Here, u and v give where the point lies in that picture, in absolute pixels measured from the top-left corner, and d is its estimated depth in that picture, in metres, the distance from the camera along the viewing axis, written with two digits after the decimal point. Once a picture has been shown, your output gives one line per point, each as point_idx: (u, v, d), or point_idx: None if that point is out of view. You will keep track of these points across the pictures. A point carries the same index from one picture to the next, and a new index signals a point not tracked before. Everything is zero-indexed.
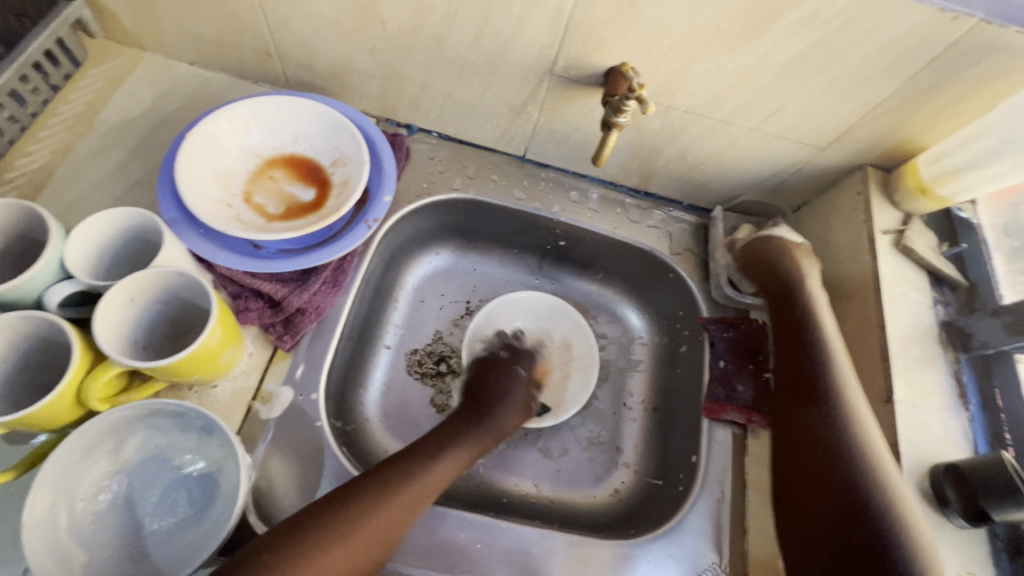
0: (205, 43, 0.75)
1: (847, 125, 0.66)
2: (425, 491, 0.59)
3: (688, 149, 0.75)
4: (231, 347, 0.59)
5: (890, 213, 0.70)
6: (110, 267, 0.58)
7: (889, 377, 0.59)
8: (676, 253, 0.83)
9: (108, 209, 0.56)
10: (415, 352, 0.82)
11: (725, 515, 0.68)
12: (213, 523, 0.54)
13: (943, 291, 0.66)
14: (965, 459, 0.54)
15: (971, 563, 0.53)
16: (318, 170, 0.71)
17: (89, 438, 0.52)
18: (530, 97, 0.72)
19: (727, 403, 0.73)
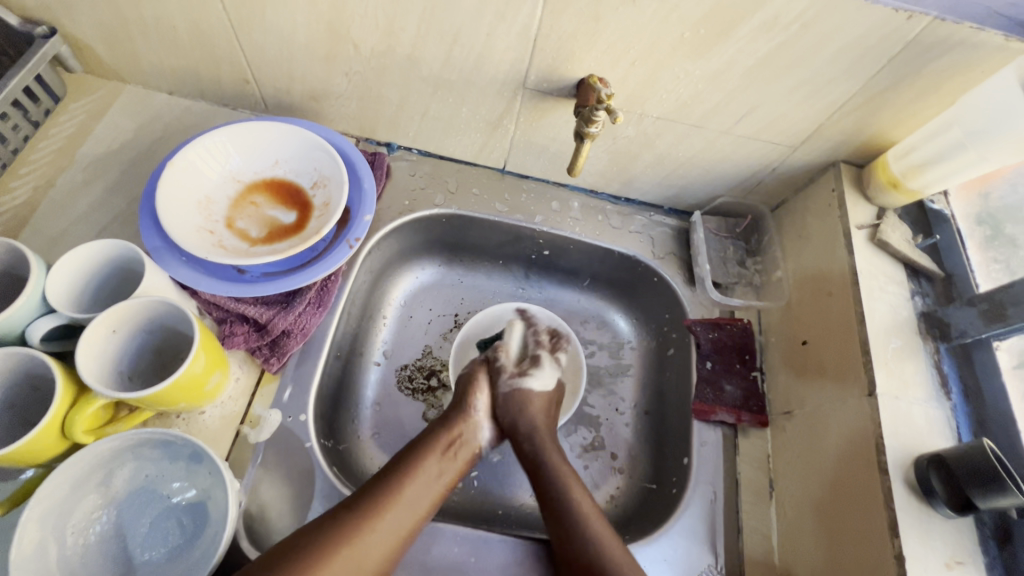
0: (183, 73, 0.76)
1: (816, 124, 0.67)
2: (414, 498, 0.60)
3: (663, 154, 0.76)
4: (216, 373, 0.60)
5: (864, 208, 0.70)
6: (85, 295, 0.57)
7: (870, 370, 0.60)
8: (659, 257, 0.84)
9: (95, 241, 0.56)
10: (405, 368, 0.82)
11: (719, 516, 0.68)
12: (204, 550, 0.54)
13: (920, 282, 0.67)
14: (947, 449, 0.54)
15: (961, 552, 0.53)
16: (299, 193, 0.72)
17: (77, 471, 0.52)
18: (505, 111, 0.73)
19: (717, 403, 0.73)
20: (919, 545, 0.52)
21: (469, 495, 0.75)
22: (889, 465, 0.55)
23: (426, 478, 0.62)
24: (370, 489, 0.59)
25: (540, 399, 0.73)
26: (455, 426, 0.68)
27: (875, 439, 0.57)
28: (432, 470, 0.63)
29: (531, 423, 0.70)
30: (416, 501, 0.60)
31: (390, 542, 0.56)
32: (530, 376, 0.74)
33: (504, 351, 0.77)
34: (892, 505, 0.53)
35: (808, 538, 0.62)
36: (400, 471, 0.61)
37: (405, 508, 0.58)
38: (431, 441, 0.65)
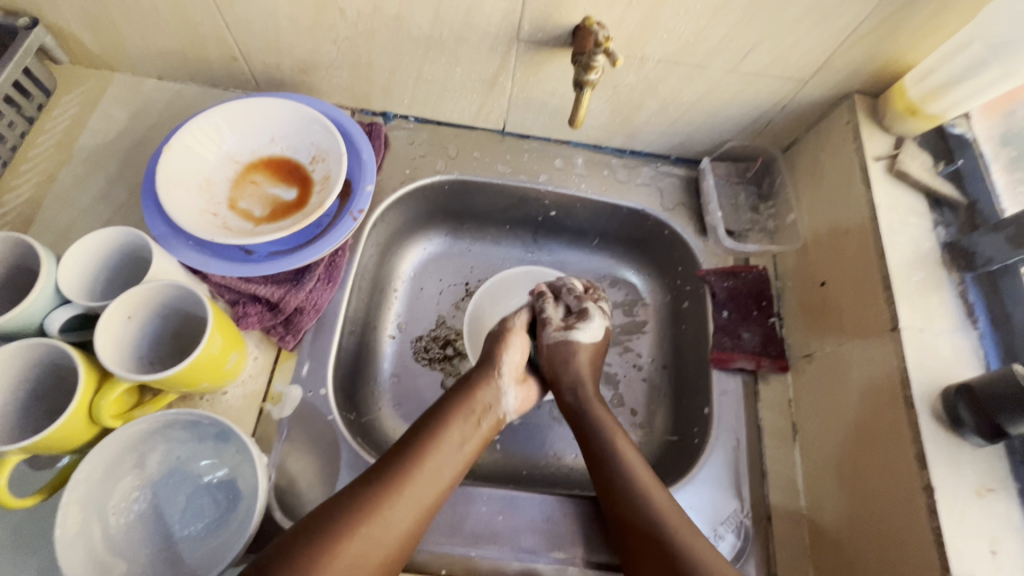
0: (170, 56, 0.75)
1: (828, 54, 0.63)
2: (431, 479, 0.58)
3: (667, 101, 0.73)
4: (234, 353, 0.60)
5: (881, 138, 0.67)
6: (97, 270, 0.57)
7: (893, 304, 0.58)
8: (669, 208, 0.82)
9: (121, 233, 0.56)
10: (420, 339, 0.83)
11: (743, 461, 0.68)
12: (240, 522, 0.55)
13: (942, 212, 0.64)
14: (975, 378, 0.53)
15: (992, 480, 0.52)
16: (299, 169, 0.71)
17: (110, 454, 0.53)
18: (501, 68, 0.71)
19: (735, 351, 0.72)
20: (948, 476, 0.51)
21: (493, 458, 0.76)
22: (914, 398, 0.54)
23: (446, 452, 0.60)
24: (392, 463, 0.58)
25: (586, 351, 0.72)
26: (478, 392, 0.66)
27: (900, 374, 0.56)
28: (452, 443, 0.61)
29: (573, 375, 0.71)
30: (438, 473, 0.58)
31: (416, 517, 0.56)
32: (577, 329, 0.72)
33: (551, 304, 0.75)
34: (919, 439, 0.53)
35: (832, 478, 0.62)
36: (419, 446, 0.59)
37: (426, 482, 0.57)
38: (452, 410, 0.63)
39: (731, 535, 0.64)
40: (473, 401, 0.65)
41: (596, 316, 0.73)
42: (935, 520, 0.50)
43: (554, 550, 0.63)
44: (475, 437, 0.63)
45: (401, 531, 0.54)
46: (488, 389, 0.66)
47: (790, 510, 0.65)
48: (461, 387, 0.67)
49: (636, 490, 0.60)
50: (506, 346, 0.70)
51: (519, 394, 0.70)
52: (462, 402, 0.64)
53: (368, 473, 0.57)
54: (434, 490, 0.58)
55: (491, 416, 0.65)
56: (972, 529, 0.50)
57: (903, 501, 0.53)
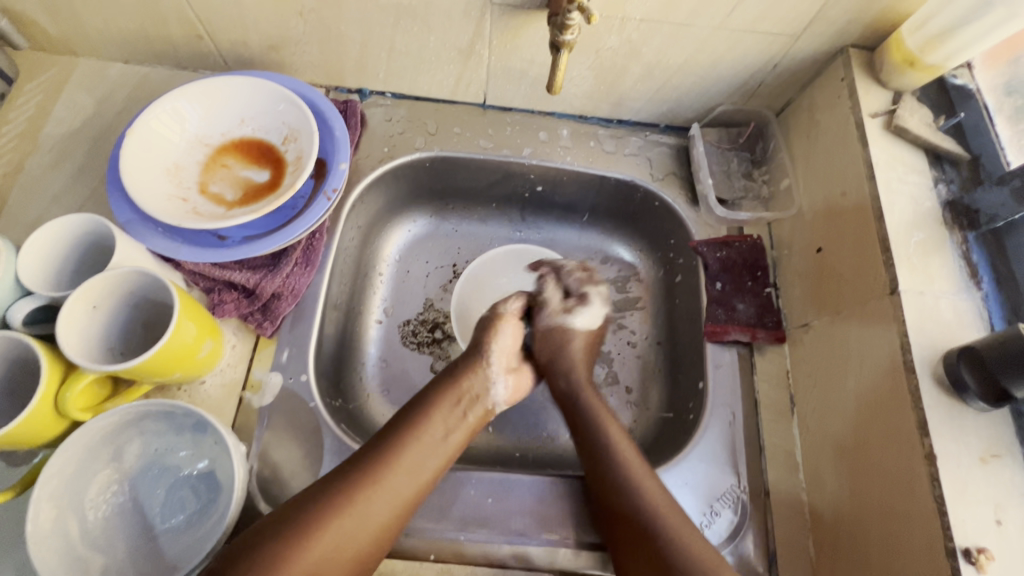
0: (133, 38, 0.72)
1: (819, 5, 0.60)
2: (413, 469, 0.56)
3: (653, 64, 0.70)
4: (208, 340, 0.59)
5: (878, 94, 0.64)
6: (63, 258, 0.55)
7: (891, 267, 0.55)
8: (659, 178, 0.79)
9: (84, 219, 0.54)
10: (408, 323, 0.81)
11: (739, 436, 0.66)
12: (220, 513, 0.54)
13: (944, 168, 0.61)
14: (978, 340, 0.50)
15: (996, 446, 0.50)
16: (270, 150, 0.68)
17: (83, 447, 0.51)
18: (476, 35, 0.68)
19: (729, 323, 0.70)
20: (950, 443, 0.49)
21: (483, 440, 0.74)
22: (914, 363, 0.52)
23: (427, 443, 0.58)
24: (370, 454, 0.56)
25: (583, 338, 0.71)
26: (462, 382, 0.63)
27: (900, 339, 0.53)
28: (434, 432, 0.59)
29: (568, 363, 0.69)
30: (419, 463, 0.57)
31: (393, 508, 0.54)
32: (576, 313, 0.71)
33: (551, 285, 0.74)
34: (920, 405, 0.50)
35: (832, 451, 0.60)
36: (399, 438, 0.57)
37: (405, 475, 0.56)
38: (435, 399, 0.61)
39: (728, 511, 0.62)
40: (455, 390, 0.62)
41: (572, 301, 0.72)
42: (937, 488, 0.47)
43: (545, 532, 0.61)
44: (459, 428, 0.61)
45: (377, 524, 0.53)
46: (475, 378, 0.64)
47: (788, 484, 0.63)
48: (445, 375, 0.64)
49: (625, 485, 0.58)
50: (495, 334, 0.67)
51: (511, 382, 0.67)
52: (444, 391, 0.62)
53: (344, 464, 0.55)
54: (414, 482, 0.56)
55: (477, 406, 0.63)
56: (976, 497, 0.48)
57: (903, 470, 0.51)
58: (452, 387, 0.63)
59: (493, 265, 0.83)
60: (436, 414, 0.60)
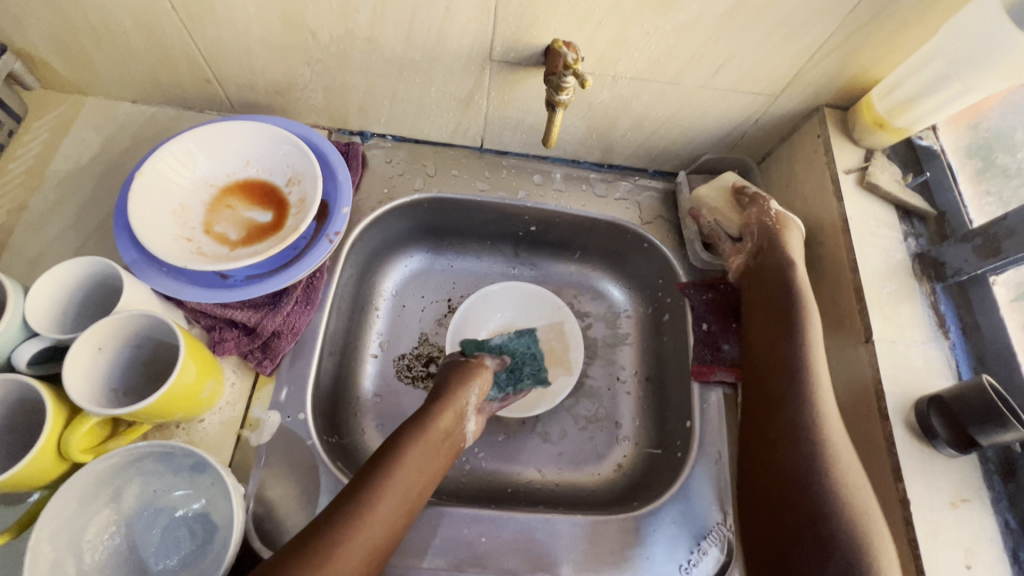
0: (143, 79, 0.74)
1: (796, 69, 0.64)
2: (387, 516, 0.55)
3: (642, 116, 0.74)
4: (209, 381, 0.60)
5: (851, 151, 0.68)
6: (70, 298, 0.56)
7: (866, 316, 0.59)
8: (647, 222, 0.83)
9: (91, 262, 0.56)
10: (403, 357, 0.82)
11: (725, 474, 0.68)
12: (217, 554, 0.54)
13: (913, 223, 0.65)
14: (947, 389, 0.54)
15: (966, 490, 0.53)
16: (274, 191, 0.71)
17: (83, 488, 0.52)
18: (476, 87, 0.71)
19: (715, 363, 0.73)
20: (923, 487, 0.52)
21: (476, 475, 0.76)
22: (889, 409, 0.55)
23: (403, 485, 0.57)
24: (344, 503, 0.55)
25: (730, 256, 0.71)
26: (435, 421, 0.63)
27: (874, 384, 0.56)
28: (410, 474, 0.58)
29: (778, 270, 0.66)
30: (394, 505, 0.56)
31: (367, 555, 0.53)
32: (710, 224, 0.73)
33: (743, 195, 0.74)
34: (894, 450, 0.53)
35: None
36: (373, 482, 0.56)
37: (380, 519, 0.55)
38: (408, 440, 0.60)
39: (715, 549, 0.64)
40: (428, 432, 0.62)
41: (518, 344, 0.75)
42: (911, 532, 0.50)
43: (538, 570, 0.63)
44: (433, 468, 0.61)
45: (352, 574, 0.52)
46: (448, 415, 0.65)
47: None
48: (417, 416, 0.64)
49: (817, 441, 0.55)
50: (473, 378, 0.70)
51: (479, 421, 0.69)
52: (419, 432, 0.62)
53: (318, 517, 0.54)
54: (389, 524, 0.56)
55: (448, 445, 0.64)
56: (948, 541, 0.50)
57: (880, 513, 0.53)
58: (428, 428, 0.62)
59: (484, 302, 0.86)
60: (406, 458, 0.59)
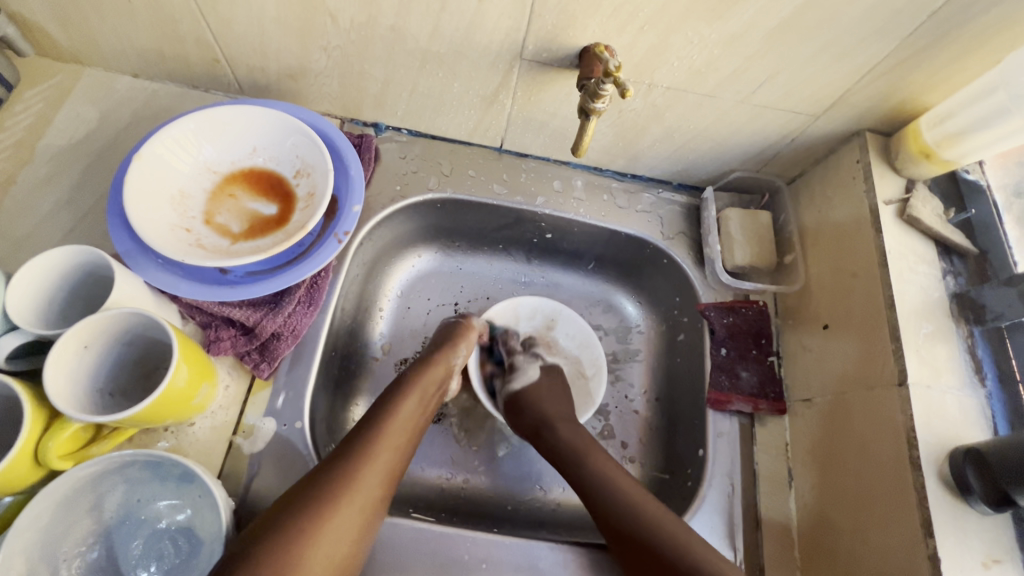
0: (146, 54, 0.69)
1: (842, 90, 0.61)
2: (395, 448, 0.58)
3: (673, 128, 0.70)
4: (203, 385, 0.56)
5: (891, 180, 0.65)
6: (54, 290, 0.52)
7: (901, 357, 0.56)
8: (669, 237, 0.79)
9: (76, 251, 0.51)
10: (404, 362, 0.79)
11: (737, 509, 0.65)
12: (201, 572, 0.51)
13: (952, 260, 0.62)
14: (984, 442, 0.51)
15: (996, 549, 0.51)
16: (280, 182, 0.66)
17: (59, 498, 0.48)
18: (501, 86, 0.67)
19: (732, 391, 0.70)
20: (952, 544, 0.49)
21: (476, 490, 0.73)
22: (921, 458, 0.52)
23: (392, 444, 0.58)
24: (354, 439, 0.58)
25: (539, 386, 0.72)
26: (419, 382, 0.65)
27: (906, 431, 0.53)
28: (398, 433, 0.60)
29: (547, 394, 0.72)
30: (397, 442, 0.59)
31: (379, 489, 0.55)
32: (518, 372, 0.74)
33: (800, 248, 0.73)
34: (925, 502, 0.51)
35: (828, 532, 0.60)
36: (360, 444, 0.57)
37: (374, 477, 0.55)
38: (407, 386, 0.64)
39: None
40: (414, 392, 0.64)
41: (532, 366, 0.74)
42: None
43: None
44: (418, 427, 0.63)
45: (350, 536, 0.52)
46: (434, 376, 0.67)
47: (783, 557, 0.63)
48: (402, 380, 0.65)
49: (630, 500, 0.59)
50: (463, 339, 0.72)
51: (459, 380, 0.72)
52: (405, 393, 0.63)
53: (302, 481, 0.53)
54: (395, 465, 0.58)
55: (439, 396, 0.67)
56: None
57: (903, 566, 0.51)
58: (411, 388, 0.64)
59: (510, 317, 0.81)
60: (404, 402, 0.62)
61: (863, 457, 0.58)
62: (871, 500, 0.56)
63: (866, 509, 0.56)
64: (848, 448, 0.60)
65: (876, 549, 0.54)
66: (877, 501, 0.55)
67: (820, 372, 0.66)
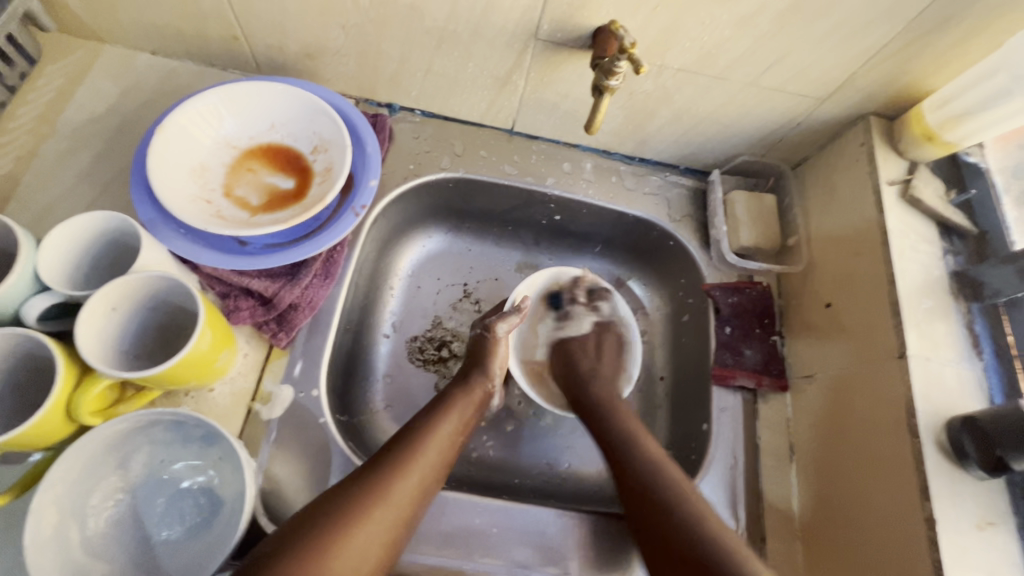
0: (167, 31, 0.71)
1: (849, 73, 0.63)
2: (433, 461, 0.60)
3: (683, 110, 0.72)
4: (224, 350, 0.58)
5: (894, 163, 0.67)
6: (83, 255, 0.53)
7: (902, 331, 0.58)
8: (675, 219, 0.81)
9: (103, 216, 0.53)
10: (415, 339, 0.80)
11: (740, 480, 0.67)
12: (222, 529, 0.53)
13: (952, 241, 0.64)
14: (980, 411, 0.53)
15: (991, 513, 0.53)
16: (298, 158, 0.68)
17: (89, 454, 0.50)
18: (516, 66, 0.69)
19: (736, 368, 0.72)
20: (949, 507, 0.51)
21: (484, 463, 0.75)
22: (920, 427, 0.54)
23: (426, 462, 0.59)
24: (392, 449, 0.59)
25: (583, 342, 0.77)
26: (456, 404, 0.66)
27: (906, 402, 0.55)
28: (433, 453, 0.60)
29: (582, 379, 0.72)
30: (438, 454, 0.60)
31: (412, 501, 0.56)
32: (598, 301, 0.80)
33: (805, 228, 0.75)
34: (923, 468, 0.52)
35: (829, 501, 0.62)
36: (396, 458, 0.58)
37: (407, 490, 0.56)
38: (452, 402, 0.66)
39: None
40: (450, 414, 0.65)
41: (586, 318, 0.79)
42: (936, 551, 0.50)
43: (548, 564, 0.62)
44: (454, 449, 0.63)
45: (377, 549, 0.52)
46: (471, 399, 0.68)
47: (784, 526, 0.65)
48: (440, 400, 0.67)
49: (652, 477, 0.59)
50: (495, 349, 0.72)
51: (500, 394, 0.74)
52: (442, 413, 0.65)
53: (336, 489, 0.54)
54: (432, 478, 0.59)
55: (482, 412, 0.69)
56: (972, 563, 0.50)
57: (902, 528, 0.53)
58: (449, 409, 0.65)
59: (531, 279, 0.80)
60: (445, 417, 0.64)
61: (864, 429, 0.59)
62: (871, 468, 0.58)
63: (866, 478, 0.58)
64: (849, 421, 0.61)
65: (876, 515, 0.56)
66: (877, 469, 0.57)
67: (823, 349, 0.68)
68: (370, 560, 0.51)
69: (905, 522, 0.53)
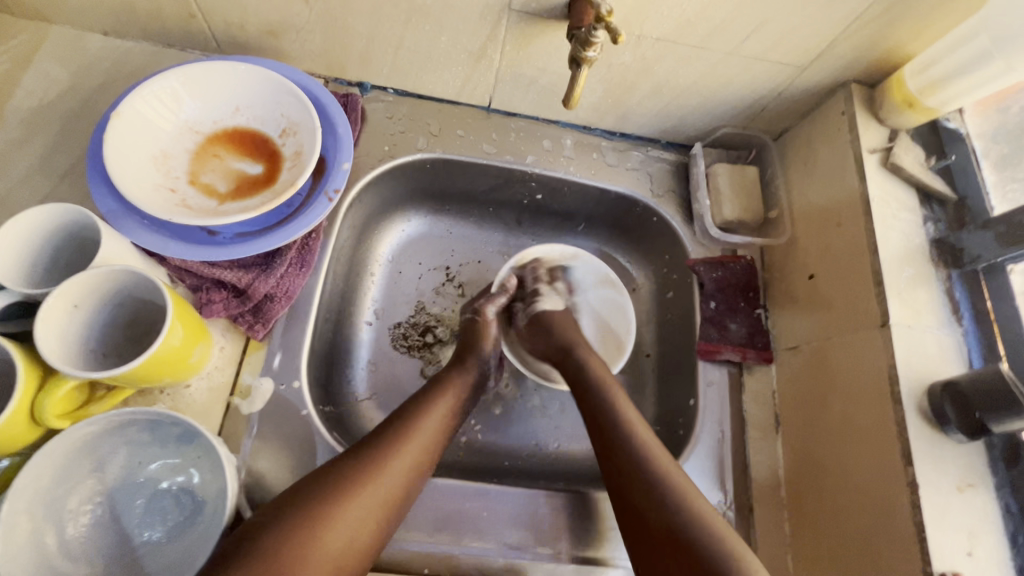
0: (116, 9, 0.66)
1: (831, 38, 0.61)
2: (427, 440, 0.59)
3: (663, 82, 0.70)
4: (198, 345, 0.56)
5: (876, 131, 0.67)
6: (38, 253, 0.51)
7: (883, 300, 0.58)
8: (658, 195, 0.80)
9: (54, 209, 0.50)
10: (399, 326, 0.79)
11: (727, 452, 0.68)
12: (205, 528, 0.51)
13: (932, 207, 0.65)
14: (961, 376, 0.54)
15: (970, 475, 0.54)
16: (266, 142, 0.65)
17: (60, 458, 0.48)
18: (489, 39, 0.66)
19: (721, 342, 0.71)
20: (930, 471, 0.52)
21: (473, 448, 0.74)
22: (902, 393, 0.55)
23: (422, 443, 0.59)
24: (387, 428, 0.59)
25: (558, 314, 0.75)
26: (451, 385, 0.65)
27: (888, 369, 0.56)
28: (427, 436, 0.60)
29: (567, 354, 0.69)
30: (434, 431, 0.60)
31: (406, 479, 0.56)
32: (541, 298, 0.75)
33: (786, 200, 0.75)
34: (905, 433, 0.53)
35: (814, 469, 0.62)
36: (390, 438, 0.57)
37: (401, 470, 0.56)
38: (444, 382, 0.65)
39: None
40: (446, 393, 0.64)
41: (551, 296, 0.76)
42: (918, 514, 0.51)
43: (540, 545, 0.62)
44: (450, 427, 0.63)
45: (368, 529, 0.52)
46: (466, 377, 0.67)
47: (770, 495, 0.66)
48: (434, 380, 0.66)
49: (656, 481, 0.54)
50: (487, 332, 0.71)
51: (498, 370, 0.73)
52: (437, 390, 0.64)
53: (331, 467, 0.54)
54: (428, 457, 0.59)
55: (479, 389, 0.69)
56: (953, 525, 0.51)
57: (885, 492, 0.54)
58: (445, 388, 0.65)
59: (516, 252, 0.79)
60: (441, 396, 0.64)
61: (847, 398, 0.60)
62: (855, 436, 0.58)
63: (850, 446, 0.59)
64: (835, 391, 0.62)
65: (861, 483, 0.57)
66: (860, 439, 0.58)
67: (807, 321, 0.68)
68: (361, 539, 0.51)
69: (888, 489, 0.54)
